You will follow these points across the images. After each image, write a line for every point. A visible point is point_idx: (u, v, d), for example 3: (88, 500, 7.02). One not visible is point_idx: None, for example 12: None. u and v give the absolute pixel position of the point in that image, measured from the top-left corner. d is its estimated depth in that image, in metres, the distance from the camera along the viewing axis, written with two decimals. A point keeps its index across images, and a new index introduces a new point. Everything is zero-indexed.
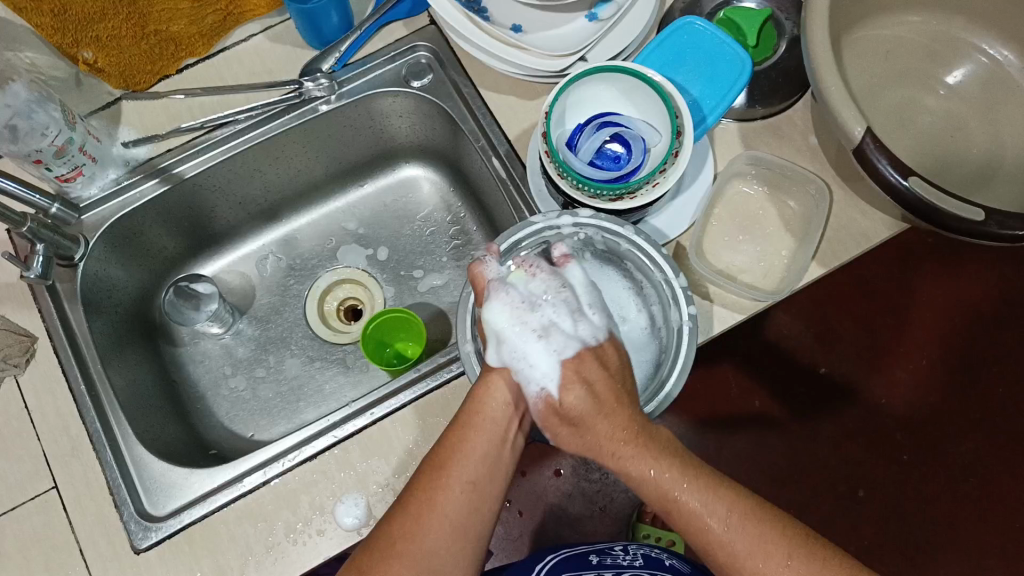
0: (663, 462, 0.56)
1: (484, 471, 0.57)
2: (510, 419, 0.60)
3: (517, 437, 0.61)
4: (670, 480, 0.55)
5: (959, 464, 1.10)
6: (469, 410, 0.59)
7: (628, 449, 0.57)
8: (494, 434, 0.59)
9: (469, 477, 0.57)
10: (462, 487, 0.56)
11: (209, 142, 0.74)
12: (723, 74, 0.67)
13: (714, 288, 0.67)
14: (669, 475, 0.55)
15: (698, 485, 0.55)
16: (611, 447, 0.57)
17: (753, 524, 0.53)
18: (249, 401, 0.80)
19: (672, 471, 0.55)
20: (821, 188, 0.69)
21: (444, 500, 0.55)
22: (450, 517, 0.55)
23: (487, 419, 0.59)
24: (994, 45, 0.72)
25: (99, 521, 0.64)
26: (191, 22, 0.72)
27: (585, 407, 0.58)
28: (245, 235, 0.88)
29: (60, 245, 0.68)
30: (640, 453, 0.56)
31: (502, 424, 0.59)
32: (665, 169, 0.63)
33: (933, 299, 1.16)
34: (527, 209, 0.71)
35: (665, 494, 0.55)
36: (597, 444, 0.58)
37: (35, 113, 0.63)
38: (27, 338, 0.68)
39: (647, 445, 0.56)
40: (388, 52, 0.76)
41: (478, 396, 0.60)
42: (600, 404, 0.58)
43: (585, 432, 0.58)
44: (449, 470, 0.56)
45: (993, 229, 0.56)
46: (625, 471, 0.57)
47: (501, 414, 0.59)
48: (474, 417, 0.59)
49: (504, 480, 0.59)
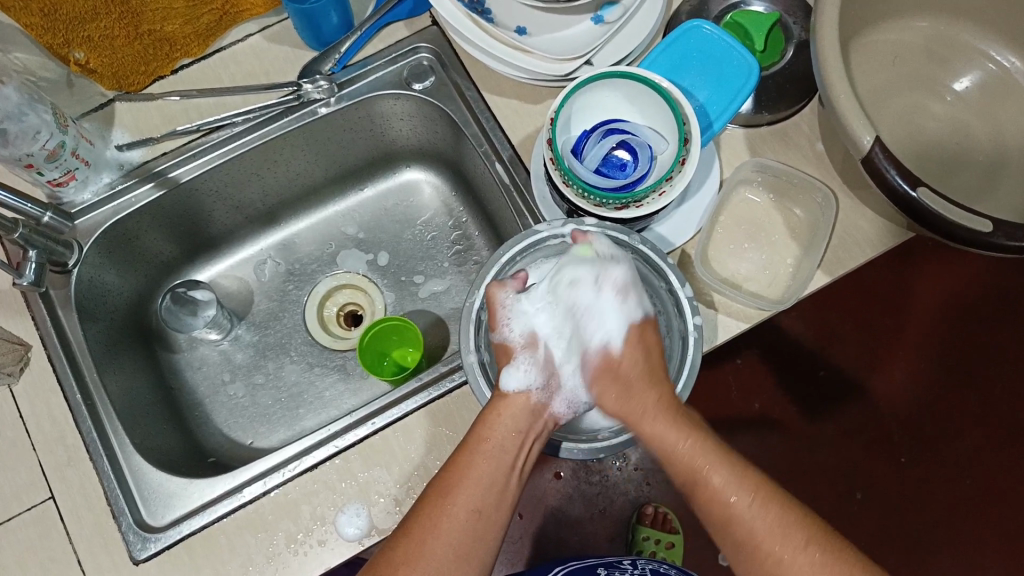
0: (695, 434, 0.58)
1: (491, 499, 0.57)
2: (521, 441, 0.59)
3: (525, 463, 0.60)
4: (700, 454, 0.57)
5: (954, 465, 1.11)
6: (475, 435, 0.59)
7: (668, 414, 0.59)
8: (500, 462, 0.58)
9: (474, 505, 0.56)
10: (466, 515, 0.55)
11: (205, 146, 0.73)
12: (731, 79, 0.66)
13: (720, 297, 0.66)
14: (700, 447, 0.57)
15: (727, 461, 0.57)
16: (651, 416, 0.59)
17: (775, 517, 0.53)
18: (248, 407, 0.79)
19: (705, 442, 0.58)
20: (826, 196, 0.68)
21: (447, 526, 0.54)
22: (453, 544, 0.54)
23: (495, 447, 0.58)
24: (1002, 52, 0.72)
25: (97, 532, 0.63)
26: (187, 22, 0.70)
27: (640, 368, 0.61)
28: (244, 239, 0.86)
29: (53, 251, 0.67)
30: (682, 424, 0.59)
31: (512, 451, 0.59)
32: (673, 177, 0.62)
33: (931, 299, 1.16)
34: (531, 216, 0.70)
35: (693, 465, 0.57)
36: (639, 406, 0.60)
37: (26, 116, 0.61)
38: (21, 346, 0.66)
39: (682, 418, 0.59)
40: (389, 54, 0.74)
41: (488, 417, 0.59)
42: (654, 370, 0.61)
43: (632, 393, 0.60)
44: (455, 496, 0.56)
45: (1001, 241, 0.56)
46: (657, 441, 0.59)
47: (510, 440, 0.59)
48: (480, 444, 0.58)
49: (510, 507, 0.58)
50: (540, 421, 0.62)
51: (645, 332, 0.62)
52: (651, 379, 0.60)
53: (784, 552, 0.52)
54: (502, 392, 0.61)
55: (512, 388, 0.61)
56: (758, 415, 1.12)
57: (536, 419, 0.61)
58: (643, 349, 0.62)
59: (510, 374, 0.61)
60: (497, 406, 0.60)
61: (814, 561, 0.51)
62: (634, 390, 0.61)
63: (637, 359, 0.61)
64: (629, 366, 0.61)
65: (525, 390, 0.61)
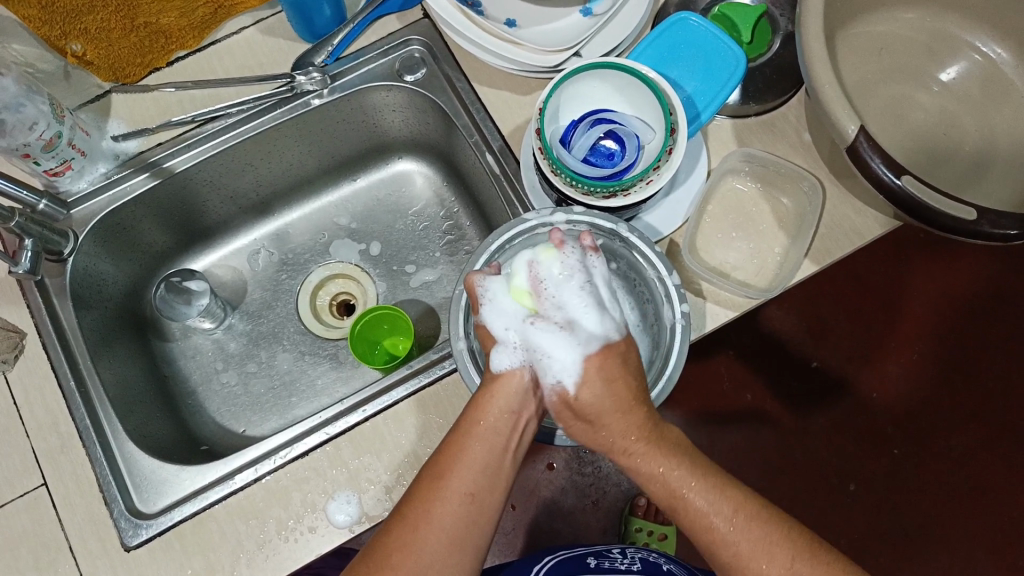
0: (670, 461, 0.57)
1: (485, 482, 0.57)
2: (513, 423, 0.59)
3: (518, 446, 0.60)
4: (680, 481, 0.56)
5: (947, 459, 1.11)
6: (466, 420, 0.59)
7: (640, 447, 0.58)
8: (493, 445, 0.58)
9: (468, 488, 0.56)
10: (459, 499, 0.55)
11: (200, 136, 0.74)
12: (718, 70, 0.67)
13: (707, 285, 0.67)
14: (675, 476, 0.56)
15: (706, 482, 0.56)
16: (623, 448, 0.59)
17: None
18: (241, 396, 0.80)
19: (680, 470, 0.56)
20: (813, 185, 0.69)
21: (441, 511, 0.54)
22: (446, 530, 0.54)
23: (487, 430, 0.58)
24: (988, 43, 0.72)
25: (89, 518, 0.63)
26: (182, 15, 0.70)
27: (602, 406, 0.58)
28: (237, 229, 0.87)
29: (48, 239, 0.68)
30: (659, 450, 0.58)
31: (505, 434, 0.59)
32: (660, 165, 0.63)
33: (925, 294, 1.16)
34: (520, 205, 0.71)
35: (671, 493, 0.56)
36: (610, 440, 0.59)
37: (24, 106, 0.62)
38: (15, 334, 0.67)
39: (652, 446, 0.58)
40: (381, 46, 0.75)
41: (480, 402, 0.59)
42: (618, 403, 0.58)
43: (598, 430, 0.59)
44: (448, 480, 0.56)
45: (985, 228, 0.56)
46: (634, 468, 0.58)
47: (502, 422, 0.58)
48: (472, 428, 0.58)
49: (504, 490, 0.58)
50: (533, 401, 0.61)
51: (608, 360, 0.59)
52: (614, 411, 0.58)
53: (768, 566, 0.53)
54: (495, 372, 0.60)
55: (502, 367, 0.60)
56: (751, 410, 1.12)
57: (528, 400, 0.61)
58: (604, 382, 0.58)
59: (501, 352, 0.60)
60: (491, 387, 0.59)
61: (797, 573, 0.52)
62: (599, 423, 0.59)
63: (597, 395, 0.58)
64: (590, 403, 0.58)
65: (518, 368, 0.60)
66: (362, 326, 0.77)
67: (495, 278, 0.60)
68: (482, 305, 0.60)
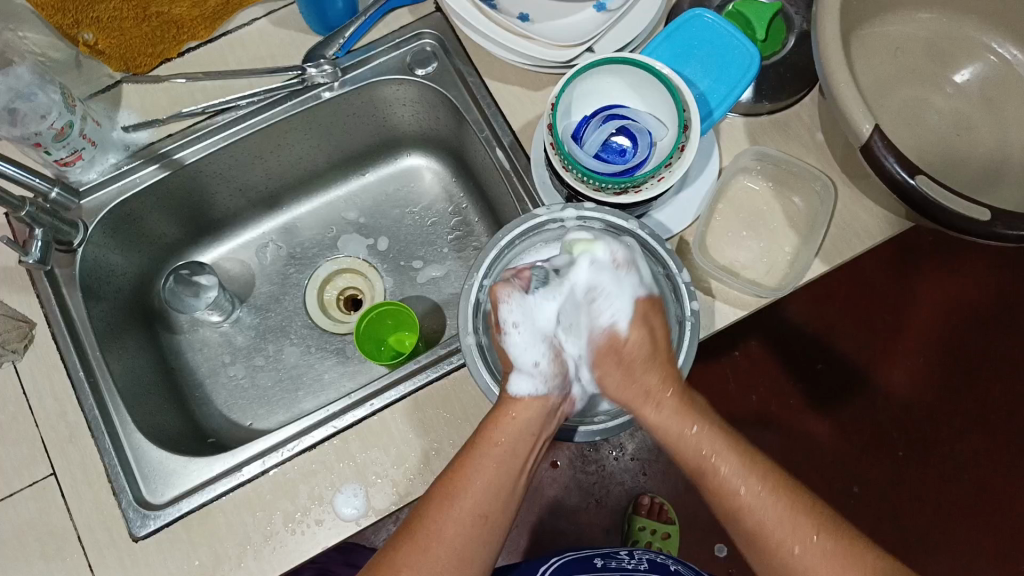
0: (699, 424, 0.59)
1: (497, 503, 0.57)
2: (532, 445, 0.60)
3: (532, 462, 0.61)
4: (705, 445, 0.57)
5: (954, 462, 1.11)
6: (485, 438, 0.58)
7: (671, 401, 0.60)
8: (510, 466, 0.58)
9: (480, 509, 0.56)
10: (472, 520, 0.55)
11: (209, 129, 0.74)
12: (732, 68, 0.66)
13: (717, 284, 0.67)
14: (706, 435, 0.58)
15: (735, 449, 0.57)
16: (653, 398, 0.60)
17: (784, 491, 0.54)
18: (248, 389, 0.80)
19: (712, 431, 0.58)
20: (826, 186, 0.68)
21: (452, 532, 0.55)
22: (456, 549, 0.54)
23: (504, 451, 0.58)
24: (1003, 45, 0.72)
25: (96, 508, 0.63)
26: (193, 6, 0.71)
27: (643, 352, 0.60)
28: (246, 222, 0.87)
29: (59, 229, 0.68)
30: (682, 407, 0.60)
31: (522, 455, 0.59)
32: (672, 163, 0.63)
33: (933, 296, 1.16)
34: (530, 201, 0.71)
35: (701, 456, 0.57)
36: (642, 391, 0.61)
37: (35, 96, 0.62)
38: (24, 324, 0.67)
39: (685, 401, 0.60)
40: (393, 40, 0.75)
41: (500, 420, 0.59)
42: (655, 350, 0.61)
43: (636, 377, 0.61)
44: (461, 500, 0.56)
45: (999, 230, 0.56)
46: (662, 425, 0.60)
47: (521, 444, 0.59)
48: (489, 447, 0.58)
49: (514, 508, 0.59)
50: (553, 419, 0.62)
51: (649, 312, 0.61)
52: (654, 358, 0.61)
53: (793, 539, 0.53)
54: (513, 397, 0.60)
55: (522, 393, 0.60)
56: (756, 410, 1.12)
57: (549, 420, 0.62)
58: (648, 328, 0.61)
59: (522, 380, 0.60)
60: (509, 409, 0.60)
61: (824, 549, 0.52)
62: (636, 371, 0.61)
63: (643, 341, 0.61)
64: (633, 347, 0.61)
65: (538, 396, 0.60)
66: (367, 325, 0.77)
67: (522, 294, 0.60)
68: (504, 320, 0.60)
